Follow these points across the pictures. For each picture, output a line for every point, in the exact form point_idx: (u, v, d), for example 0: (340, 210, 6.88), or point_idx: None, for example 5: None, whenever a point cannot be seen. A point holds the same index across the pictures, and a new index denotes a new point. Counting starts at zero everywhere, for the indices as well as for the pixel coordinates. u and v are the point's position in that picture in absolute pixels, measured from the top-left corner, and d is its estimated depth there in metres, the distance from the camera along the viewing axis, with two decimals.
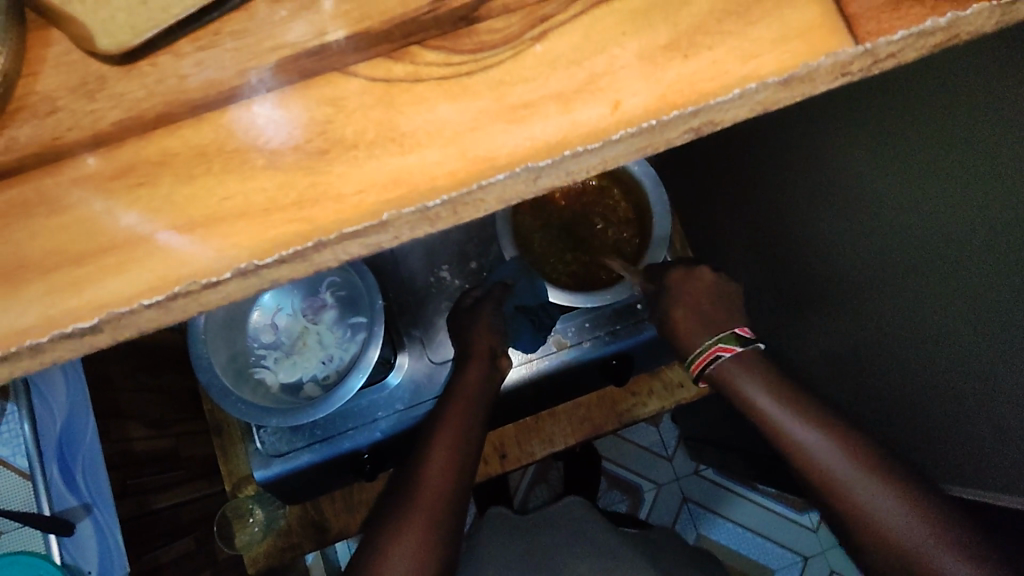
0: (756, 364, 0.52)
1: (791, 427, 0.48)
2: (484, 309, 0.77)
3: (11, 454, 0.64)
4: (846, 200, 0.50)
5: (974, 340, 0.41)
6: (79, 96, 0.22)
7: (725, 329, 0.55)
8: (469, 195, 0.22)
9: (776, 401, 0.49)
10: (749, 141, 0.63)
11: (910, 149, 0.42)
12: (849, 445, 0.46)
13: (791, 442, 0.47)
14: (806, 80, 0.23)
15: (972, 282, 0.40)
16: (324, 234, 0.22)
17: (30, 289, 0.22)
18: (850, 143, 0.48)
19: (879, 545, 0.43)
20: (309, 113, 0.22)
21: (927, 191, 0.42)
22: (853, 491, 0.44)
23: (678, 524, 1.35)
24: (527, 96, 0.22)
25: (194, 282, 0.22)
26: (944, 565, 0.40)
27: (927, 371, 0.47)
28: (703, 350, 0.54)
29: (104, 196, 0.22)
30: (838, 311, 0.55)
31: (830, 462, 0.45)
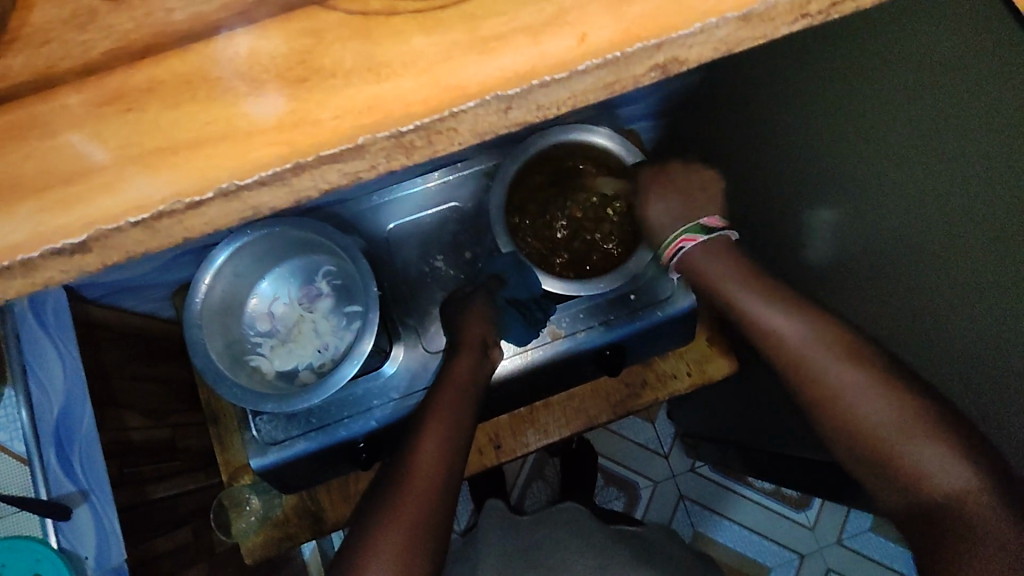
0: (724, 250, 0.58)
1: (761, 310, 0.54)
2: (474, 302, 0.79)
3: (9, 440, 0.71)
4: (853, 165, 0.52)
5: (976, 290, 0.44)
6: (71, 28, 0.24)
7: (689, 221, 0.60)
8: (442, 122, 0.23)
9: (761, 296, 0.55)
10: (766, 123, 0.66)
11: (921, 107, 0.45)
12: (819, 328, 0.51)
13: (766, 326, 0.53)
14: (766, 18, 0.24)
15: (978, 231, 0.42)
16: (303, 156, 0.23)
17: (23, 206, 0.23)
18: (855, 107, 0.51)
19: (847, 424, 0.48)
20: (289, 44, 0.24)
21: (932, 144, 0.44)
22: (818, 364, 0.50)
23: (674, 522, 1.36)
24: (498, 29, 0.24)
25: (179, 202, 0.23)
26: (902, 439, 0.45)
27: (927, 326, 0.49)
28: (670, 241, 0.60)
29: (95, 122, 0.23)
30: (846, 283, 0.57)
31: (799, 341, 0.51)
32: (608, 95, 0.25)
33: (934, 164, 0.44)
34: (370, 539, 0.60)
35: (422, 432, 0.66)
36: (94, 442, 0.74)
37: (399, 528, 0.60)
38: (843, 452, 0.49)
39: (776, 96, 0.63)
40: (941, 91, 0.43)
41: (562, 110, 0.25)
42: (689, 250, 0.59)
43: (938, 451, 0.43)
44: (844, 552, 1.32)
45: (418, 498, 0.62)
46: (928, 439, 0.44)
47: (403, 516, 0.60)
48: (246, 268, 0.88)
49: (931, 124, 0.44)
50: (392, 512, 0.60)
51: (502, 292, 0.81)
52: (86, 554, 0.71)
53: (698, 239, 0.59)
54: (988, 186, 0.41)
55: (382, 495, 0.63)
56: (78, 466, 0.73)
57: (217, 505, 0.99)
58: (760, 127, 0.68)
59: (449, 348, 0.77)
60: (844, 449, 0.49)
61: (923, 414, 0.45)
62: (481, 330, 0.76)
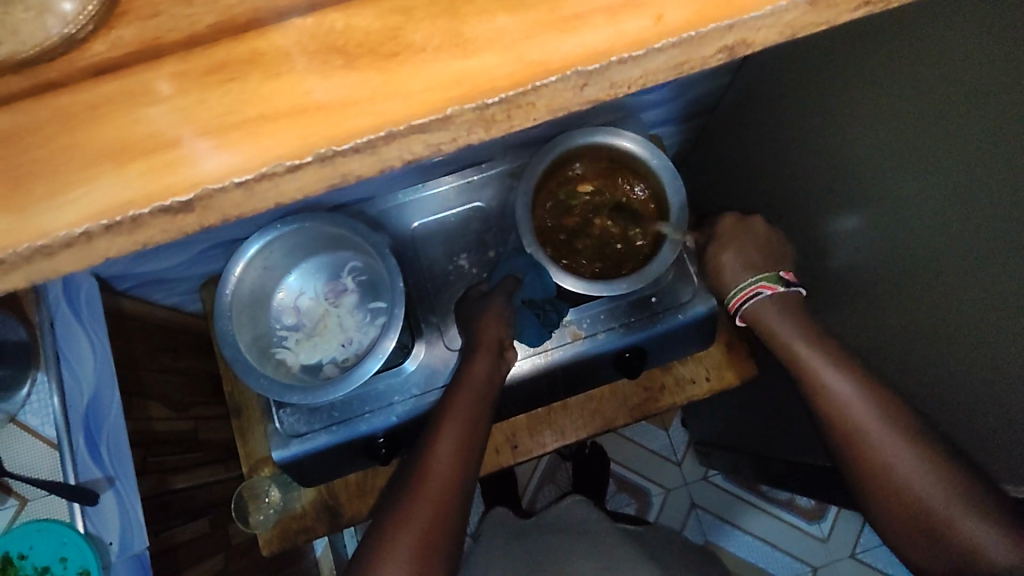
0: (791, 307, 0.61)
1: (832, 380, 0.56)
2: (493, 300, 0.80)
3: (40, 424, 0.72)
4: (884, 166, 0.54)
5: (1000, 288, 0.45)
6: (177, 2, 0.25)
7: (768, 270, 0.63)
8: (525, 95, 0.25)
9: (833, 367, 0.57)
10: (800, 128, 0.67)
11: (942, 114, 0.46)
12: (874, 393, 0.54)
13: (831, 397, 0.56)
14: (830, 5, 0.25)
15: (998, 235, 0.44)
16: (395, 125, 0.24)
17: (134, 167, 0.25)
18: (883, 110, 0.52)
19: (904, 500, 0.51)
20: (381, 20, 0.25)
21: (955, 148, 0.46)
22: (885, 443, 0.52)
23: (686, 530, 1.35)
24: (578, 9, 0.25)
25: (280, 164, 0.24)
26: (949, 510, 0.49)
27: (953, 324, 0.50)
28: (746, 286, 0.63)
29: (197, 90, 0.25)
30: (880, 282, 0.59)
31: (866, 418, 0.53)
32: (677, 74, 0.27)
33: (958, 168, 0.46)
34: (386, 531, 0.61)
35: (442, 429, 0.67)
36: (121, 428, 0.76)
37: (417, 524, 0.61)
38: (892, 526, 0.53)
39: (810, 104, 0.64)
40: (963, 97, 0.44)
41: (632, 90, 0.27)
42: (766, 297, 0.62)
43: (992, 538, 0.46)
44: (857, 565, 1.31)
45: (435, 495, 0.63)
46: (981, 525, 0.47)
47: (423, 514, 0.61)
48: (275, 262, 0.90)
49: (954, 127, 0.45)
50: (410, 510, 0.61)
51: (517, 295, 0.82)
52: (109, 538, 0.72)
53: (775, 289, 0.62)
54: (1003, 192, 0.43)
55: (400, 492, 0.65)
56: (105, 451, 0.74)
57: (237, 496, 1.01)
58: (794, 131, 0.69)
59: (467, 350, 0.77)
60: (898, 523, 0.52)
61: (979, 502, 0.48)
62: (499, 332, 0.77)
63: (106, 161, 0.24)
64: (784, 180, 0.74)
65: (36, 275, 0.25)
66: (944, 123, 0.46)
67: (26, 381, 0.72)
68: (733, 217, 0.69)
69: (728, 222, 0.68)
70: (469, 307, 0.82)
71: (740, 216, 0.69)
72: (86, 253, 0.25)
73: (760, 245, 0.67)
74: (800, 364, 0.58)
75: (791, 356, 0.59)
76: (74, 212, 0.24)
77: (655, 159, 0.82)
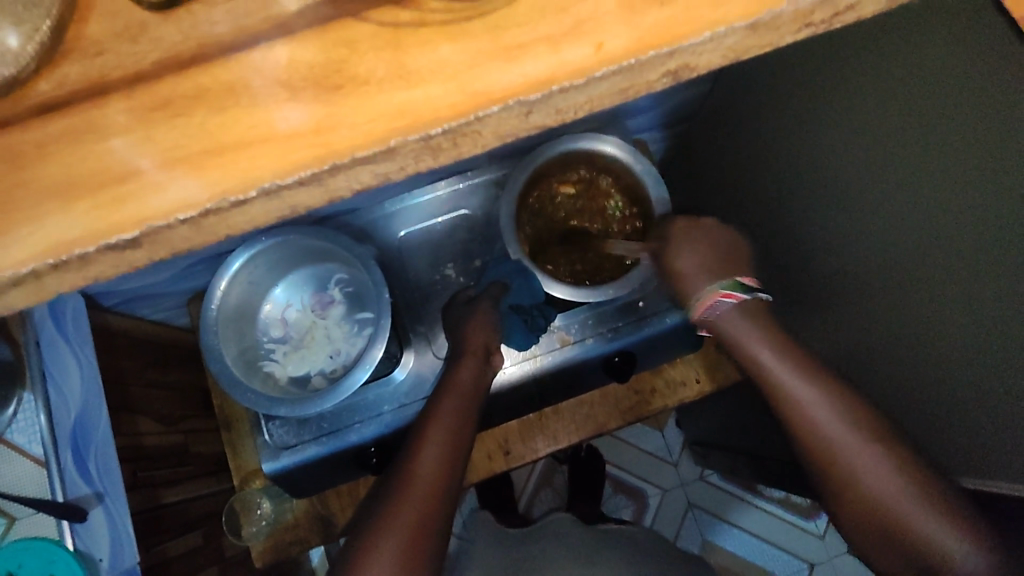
0: (751, 309, 0.55)
1: (787, 380, 0.53)
2: (479, 307, 0.80)
3: (27, 442, 0.69)
4: (857, 170, 0.55)
5: (975, 287, 0.45)
6: (123, 40, 0.25)
7: (728, 277, 0.55)
8: (468, 125, 0.25)
9: (788, 364, 0.53)
10: (777, 131, 0.67)
11: (921, 117, 0.46)
12: (837, 401, 0.51)
13: (787, 396, 0.52)
14: (771, 27, 0.26)
15: (978, 236, 0.44)
16: (339, 157, 0.25)
17: (79, 206, 0.25)
18: (862, 114, 0.53)
19: (871, 512, 0.49)
20: (326, 54, 0.25)
21: (933, 152, 0.46)
22: (847, 446, 0.50)
23: (681, 540, 1.35)
24: (520, 39, 0.25)
25: (224, 200, 0.24)
26: (924, 526, 0.46)
27: (923, 327, 0.51)
28: (704, 298, 0.55)
29: (145, 127, 0.25)
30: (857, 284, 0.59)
31: (824, 419, 0.51)
32: (623, 98, 0.27)
33: (935, 171, 0.46)
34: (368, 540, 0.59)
35: (425, 437, 0.66)
36: (109, 445, 0.75)
37: (401, 532, 0.59)
38: (859, 535, 0.50)
39: (788, 105, 0.64)
40: (942, 102, 0.45)
41: (579, 114, 0.27)
42: (729, 305, 0.55)
43: (970, 552, 0.44)
44: (853, 560, 1.32)
45: (417, 508, 0.61)
46: (956, 538, 0.45)
47: (404, 527, 0.60)
48: (261, 275, 0.90)
49: (934, 128, 0.46)
50: (391, 517, 0.60)
51: (504, 300, 0.81)
52: (100, 556, 0.71)
53: (737, 296, 0.54)
54: (982, 194, 0.43)
55: (381, 502, 0.63)
56: (93, 468, 0.73)
57: (229, 507, 1.01)
58: (771, 133, 0.69)
59: (450, 357, 0.77)
60: (867, 534, 0.50)
61: (947, 509, 0.46)
62: (484, 337, 0.77)
63: (53, 199, 0.25)
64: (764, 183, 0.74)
65: None
66: (925, 127, 0.46)
67: (13, 400, 0.69)
68: (682, 220, 0.61)
69: (679, 227, 0.60)
70: (458, 311, 0.82)
71: (690, 219, 0.60)
72: (38, 289, 0.25)
73: (712, 241, 0.58)
74: (760, 372, 0.54)
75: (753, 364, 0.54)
76: (21, 250, 0.24)
77: (639, 164, 0.82)
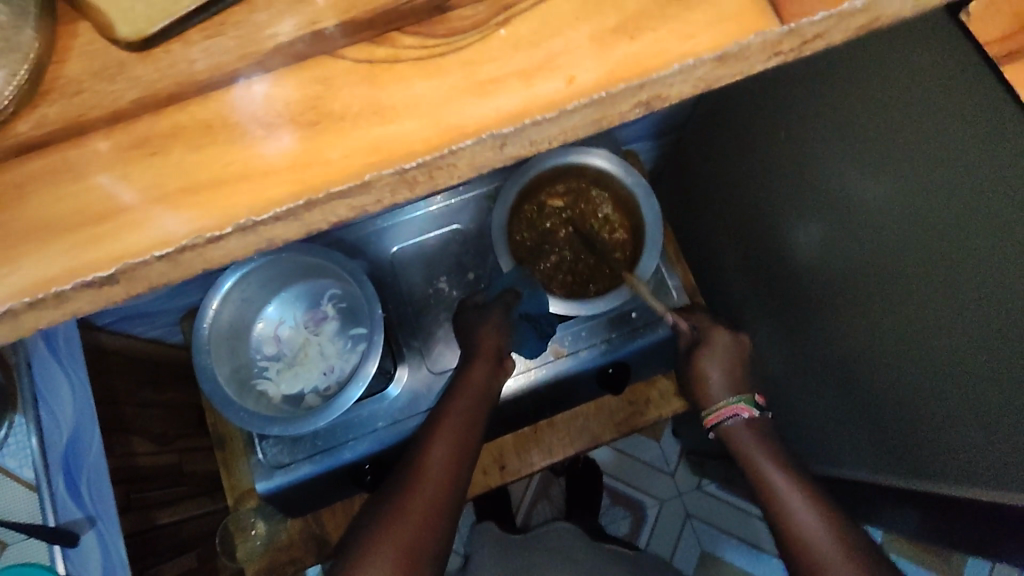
0: (761, 433, 0.70)
1: (778, 482, 0.64)
2: (492, 314, 0.79)
3: (18, 466, 0.67)
4: (862, 182, 0.56)
5: (986, 292, 0.45)
6: (100, 79, 0.26)
7: (745, 393, 0.73)
8: (442, 159, 0.25)
9: (780, 471, 0.65)
10: (779, 141, 0.68)
11: (920, 130, 0.48)
12: (829, 518, 0.60)
13: (776, 495, 0.63)
14: (740, 58, 0.26)
15: (983, 242, 0.44)
16: (313, 194, 0.25)
17: (57, 244, 0.25)
18: (865, 127, 0.54)
19: None
20: (302, 90, 0.26)
21: (932, 157, 0.47)
22: (820, 542, 0.58)
23: (677, 554, 1.35)
24: (493, 73, 0.26)
25: (200, 236, 0.25)
26: None
27: (934, 336, 0.51)
28: (726, 405, 0.72)
29: (124, 165, 0.25)
30: (861, 293, 0.59)
31: (806, 516, 0.60)
32: (597, 129, 0.27)
33: (939, 180, 0.47)
34: (376, 532, 0.60)
35: (436, 432, 0.67)
36: (101, 468, 0.74)
37: (409, 524, 0.60)
38: None
39: (789, 114, 0.65)
40: (939, 113, 0.46)
41: (553, 145, 0.27)
42: (742, 418, 0.71)
43: None
44: None
45: (427, 500, 0.62)
46: None
47: (413, 518, 0.61)
48: (254, 293, 0.90)
49: (936, 135, 0.47)
50: (401, 508, 0.61)
51: (517, 308, 0.81)
52: None
53: (750, 412, 0.71)
54: (989, 200, 0.43)
55: (390, 494, 0.64)
56: (85, 491, 0.71)
57: (223, 529, 1.00)
58: (772, 144, 0.70)
59: (464, 357, 0.78)
60: None
61: None
62: (497, 340, 0.78)
63: (31, 238, 0.25)
64: (762, 191, 0.75)
65: None
66: (929, 141, 0.47)
67: (3, 424, 0.68)
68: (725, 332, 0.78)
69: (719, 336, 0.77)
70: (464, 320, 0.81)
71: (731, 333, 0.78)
72: (15, 327, 0.25)
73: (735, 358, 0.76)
74: (764, 485, 0.65)
75: (759, 477, 0.65)
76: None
77: (629, 177, 0.83)
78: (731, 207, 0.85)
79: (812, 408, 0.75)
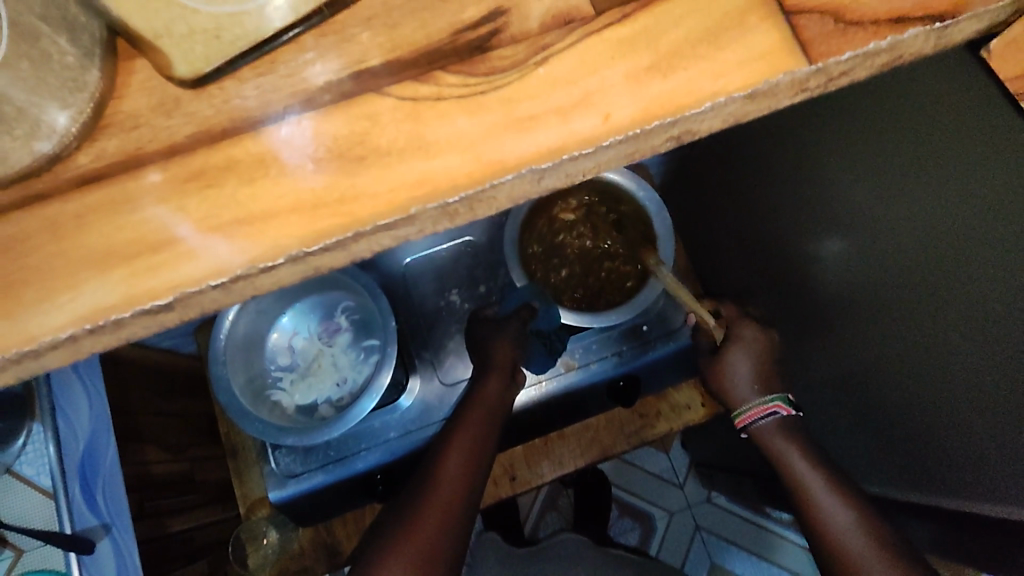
0: (789, 426, 0.69)
1: (809, 481, 0.64)
2: (507, 327, 0.80)
3: (36, 474, 0.68)
4: (875, 203, 0.56)
5: (992, 309, 0.46)
6: (157, 114, 0.27)
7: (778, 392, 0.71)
8: (483, 192, 0.26)
9: (810, 468, 0.65)
10: (793, 156, 0.69)
11: (930, 153, 0.48)
12: (862, 514, 0.61)
13: (809, 495, 0.64)
14: (768, 95, 0.27)
15: (993, 258, 0.45)
16: (361, 226, 0.26)
17: (117, 273, 0.26)
18: (879, 146, 0.54)
19: None
20: (349, 126, 0.27)
21: (943, 181, 0.48)
22: (855, 544, 0.59)
23: (687, 566, 1.35)
24: (532, 110, 0.27)
25: (252, 266, 0.26)
26: None
27: (954, 351, 0.51)
28: (763, 404, 0.70)
29: (178, 196, 0.27)
30: (876, 308, 0.59)
31: (840, 519, 0.61)
32: (629, 163, 0.28)
33: (948, 202, 0.48)
34: (391, 544, 0.61)
35: (450, 445, 0.68)
36: (116, 476, 0.75)
37: (423, 536, 0.61)
38: None
39: (803, 129, 0.65)
40: (950, 135, 0.46)
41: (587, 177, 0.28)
42: (778, 416, 0.69)
43: None
44: None
45: (440, 510, 0.63)
46: None
47: (427, 529, 0.61)
48: (269, 304, 0.91)
49: (946, 158, 0.47)
50: (415, 520, 0.62)
51: (531, 324, 0.83)
52: None
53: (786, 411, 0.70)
54: (999, 220, 0.44)
55: (404, 507, 0.65)
56: (100, 498, 0.73)
57: (235, 536, 1.00)
58: (785, 159, 0.71)
59: (478, 371, 0.78)
60: None
61: None
62: (510, 352, 0.78)
63: (92, 268, 0.26)
64: (775, 210, 0.76)
65: (25, 374, 0.27)
66: (938, 162, 0.48)
67: (21, 432, 0.68)
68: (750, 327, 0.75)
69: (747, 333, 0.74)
70: (478, 333, 0.82)
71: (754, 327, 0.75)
72: (73, 351, 0.26)
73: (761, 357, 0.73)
74: (791, 475, 0.66)
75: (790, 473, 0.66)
76: (60, 316, 0.26)
77: (640, 190, 0.84)
78: (744, 223, 0.85)
79: (831, 423, 0.75)
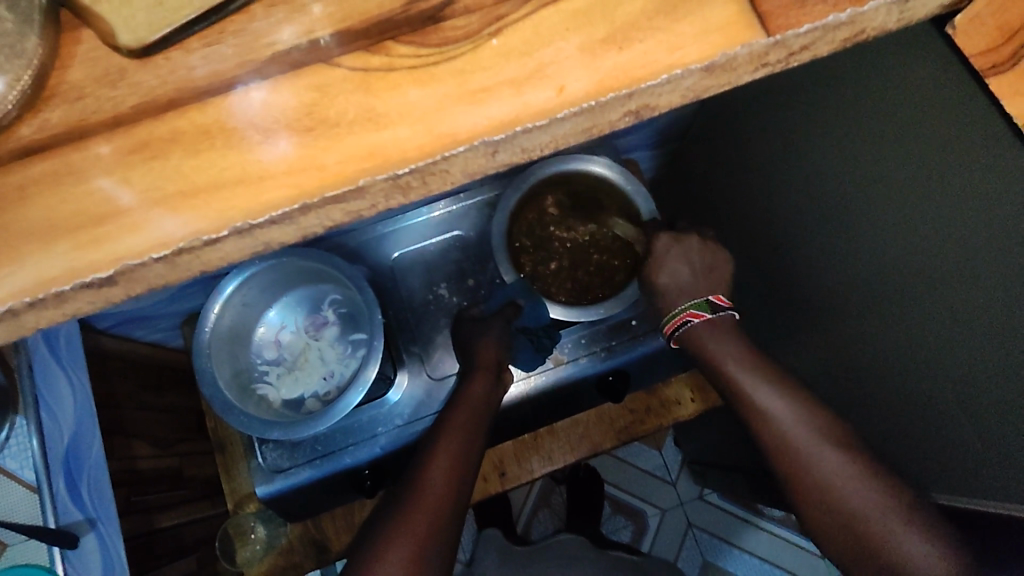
0: (721, 327, 0.66)
1: (749, 380, 0.60)
2: (494, 323, 0.81)
3: (19, 468, 0.66)
4: (845, 193, 0.55)
5: (949, 304, 0.45)
6: (102, 85, 0.26)
7: (697, 297, 0.69)
8: (435, 165, 0.26)
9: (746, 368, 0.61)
10: (772, 146, 0.68)
11: (899, 141, 0.48)
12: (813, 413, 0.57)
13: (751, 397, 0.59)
14: (727, 68, 0.27)
15: (949, 251, 0.44)
16: (310, 198, 0.25)
17: (57, 246, 0.25)
18: (851, 133, 0.53)
19: (833, 505, 0.52)
20: (298, 98, 0.26)
21: (908, 169, 0.47)
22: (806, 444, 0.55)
23: (681, 561, 1.34)
24: (485, 82, 0.26)
25: (197, 239, 0.25)
26: (895, 533, 0.49)
27: (905, 346, 0.51)
28: (677, 313, 0.68)
29: (124, 168, 0.26)
30: (842, 304, 0.59)
31: (789, 420, 0.57)
32: (588, 138, 0.28)
33: (913, 195, 0.47)
34: (375, 551, 0.60)
35: (436, 449, 0.67)
36: (102, 471, 0.71)
37: (407, 542, 0.59)
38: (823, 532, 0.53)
39: (779, 119, 0.64)
40: (921, 121, 0.45)
41: (545, 152, 0.28)
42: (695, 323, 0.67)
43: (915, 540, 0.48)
44: None
45: (427, 515, 0.62)
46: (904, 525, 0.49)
47: (411, 534, 0.60)
48: (254, 298, 0.90)
49: (915, 146, 0.46)
50: (399, 525, 0.61)
51: (515, 321, 0.83)
52: None
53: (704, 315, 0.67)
54: (963, 212, 0.43)
55: (390, 513, 0.64)
56: (86, 492, 0.70)
57: (222, 531, 0.99)
58: (765, 149, 0.70)
59: (465, 369, 0.78)
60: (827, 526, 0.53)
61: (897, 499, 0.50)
62: (496, 352, 0.78)
63: (33, 241, 0.25)
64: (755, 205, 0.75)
65: None
66: (906, 149, 0.47)
67: (4, 425, 0.67)
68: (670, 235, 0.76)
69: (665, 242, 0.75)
70: (464, 331, 0.82)
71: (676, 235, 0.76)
72: (16, 326, 0.26)
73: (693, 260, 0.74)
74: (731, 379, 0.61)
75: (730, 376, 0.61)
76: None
77: (627, 184, 0.84)
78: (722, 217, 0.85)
79: None
